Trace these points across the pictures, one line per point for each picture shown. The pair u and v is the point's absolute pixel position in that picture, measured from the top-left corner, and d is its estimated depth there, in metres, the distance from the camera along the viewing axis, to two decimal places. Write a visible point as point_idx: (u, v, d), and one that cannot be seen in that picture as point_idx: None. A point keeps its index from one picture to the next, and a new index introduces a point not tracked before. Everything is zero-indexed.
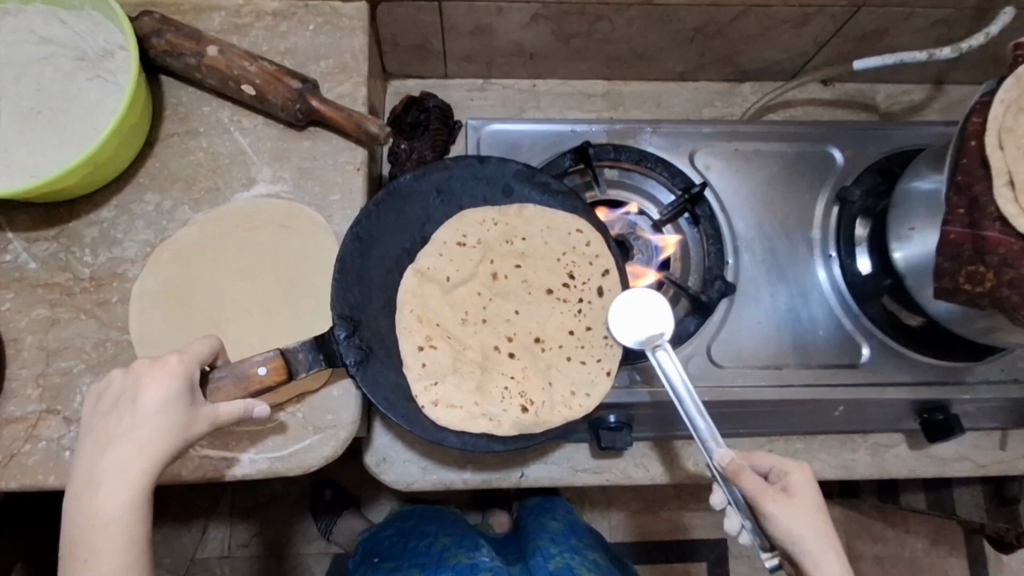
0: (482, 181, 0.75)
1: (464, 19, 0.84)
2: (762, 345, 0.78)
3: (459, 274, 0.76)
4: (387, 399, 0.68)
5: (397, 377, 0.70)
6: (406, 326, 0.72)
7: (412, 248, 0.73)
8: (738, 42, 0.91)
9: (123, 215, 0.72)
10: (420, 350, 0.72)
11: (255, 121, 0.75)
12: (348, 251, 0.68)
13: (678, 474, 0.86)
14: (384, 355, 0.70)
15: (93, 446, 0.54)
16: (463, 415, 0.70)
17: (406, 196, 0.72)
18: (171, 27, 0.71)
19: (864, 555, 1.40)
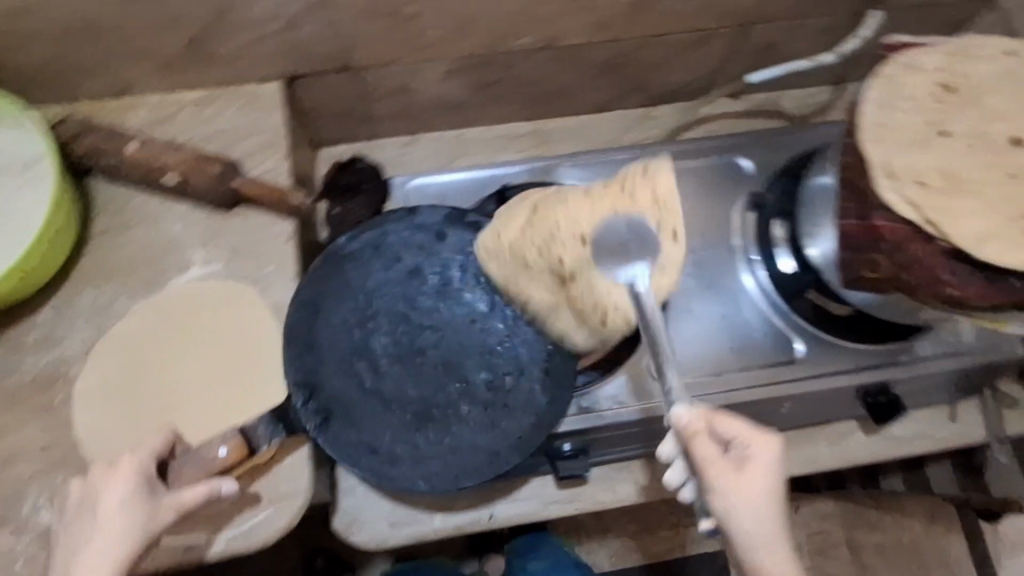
0: (415, 230, 0.75)
1: (380, 84, 0.89)
2: (703, 356, 0.81)
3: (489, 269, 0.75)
4: (349, 453, 0.70)
5: (359, 434, 0.71)
6: (364, 380, 0.72)
7: (358, 306, 0.74)
8: (643, 70, 0.96)
9: (62, 315, 0.73)
10: (382, 400, 0.72)
11: (185, 207, 0.77)
12: (295, 319, 0.72)
13: (649, 493, 0.87)
14: (345, 415, 0.71)
15: (64, 554, 0.57)
16: (430, 460, 0.71)
17: (344, 257, 0.74)
18: (91, 130, 0.74)
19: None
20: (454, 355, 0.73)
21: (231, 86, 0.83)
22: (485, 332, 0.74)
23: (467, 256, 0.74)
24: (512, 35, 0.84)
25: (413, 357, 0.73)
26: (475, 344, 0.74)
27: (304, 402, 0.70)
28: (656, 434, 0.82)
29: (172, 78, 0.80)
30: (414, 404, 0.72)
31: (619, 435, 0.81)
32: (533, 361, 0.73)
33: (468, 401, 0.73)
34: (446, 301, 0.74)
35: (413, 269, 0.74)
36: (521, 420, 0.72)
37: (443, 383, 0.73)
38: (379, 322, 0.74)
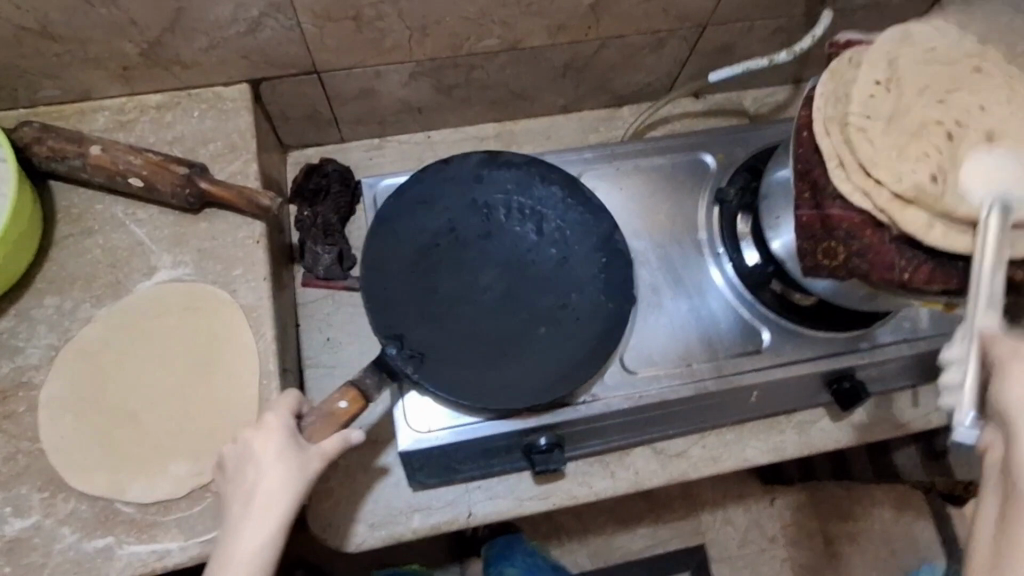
0: (456, 181, 0.80)
1: (346, 86, 0.89)
2: (676, 347, 0.82)
3: (513, 220, 0.79)
4: (456, 395, 0.70)
5: (451, 372, 0.72)
6: (439, 319, 0.74)
7: (416, 255, 0.76)
8: (606, 71, 0.99)
9: (23, 323, 0.71)
10: (465, 332, 0.74)
11: (150, 211, 0.77)
12: (371, 268, 0.75)
13: (624, 486, 0.88)
14: (434, 357, 0.72)
15: (241, 503, 0.60)
16: (518, 382, 0.72)
17: (391, 217, 0.77)
18: (51, 134, 0.72)
19: (836, 534, 1.44)
20: (516, 285, 0.77)
21: (195, 89, 0.83)
22: (539, 259, 0.78)
23: (507, 194, 0.80)
24: (476, 37, 0.85)
25: (480, 294, 0.76)
26: (532, 273, 0.77)
27: (398, 349, 0.71)
28: (628, 426, 0.83)
29: (133, 81, 0.79)
30: (494, 336, 0.74)
31: (593, 428, 0.81)
32: (592, 277, 0.78)
33: (546, 323, 0.75)
34: (497, 240, 0.78)
35: (459, 216, 0.78)
36: (591, 328, 0.75)
37: (512, 313, 0.76)
38: (444, 268, 0.76)
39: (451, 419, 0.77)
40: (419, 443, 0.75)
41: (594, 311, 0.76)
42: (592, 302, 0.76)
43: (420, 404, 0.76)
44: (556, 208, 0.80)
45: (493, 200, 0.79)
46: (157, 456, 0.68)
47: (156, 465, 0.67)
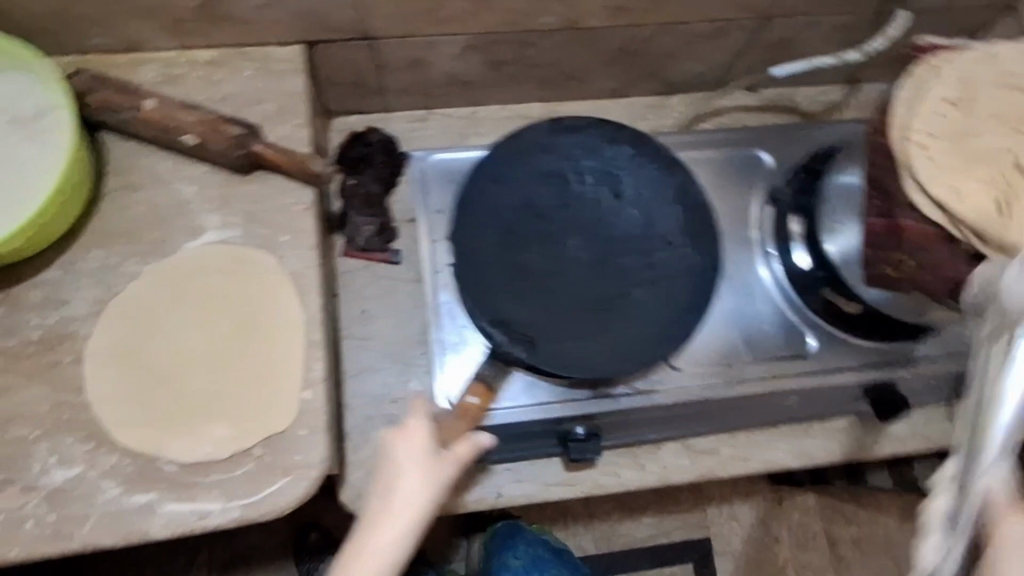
0: (522, 154, 0.77)
1: (399, 54, 0.86)
2: (725, 345, 0.82)
3: (580, 191, 0.77)
4: (571, 366, 0.70)
5: (557, 346, 0.71)
6: (532, 292, 0.72)
7: (500, 234, 0.75)
8: (663, 58, 0.96)
9: (68, 275, 0.71)
10: (558, 304, 0.73)
11: (198, 170, 0.75)
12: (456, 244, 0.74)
13: (650, 479, 0.88)
14: (539, 333, 0.72)
15: (381, 496, 0.62)
16: (618, 348, 0.72)
17: (466, 194, 0.76)
18: (104, 84, 0.71)
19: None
20: (607, 253, 0.75)
21: (246, 48, 0.80)
22: (624, 220, 0.76)
23: (576, 160, 0.78)
24: (537, 13, 0.83)
25: (568, 265, 0.74)
26: (621, 237, 0.75)
27: (501, 332, 0.71)
28: (664, 421, 0.83)
29: (185, 35, 0.77)
30: (594, 301, 0.73)
31: (629, 420, 0.81)
32: (683, 239, 0.76)
33: (639, 285, 0.74)
34: (575, 212, 0.76)
35: (533, 189, 0.76)
36: (691, 284, 0.74)
37: (606, 277, 0.74)
38: (529, 243, 0.75)
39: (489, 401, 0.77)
40: None
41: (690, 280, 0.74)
42: (682, 253, 0.75)
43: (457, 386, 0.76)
44: (631, 168, 0.78)
45: (565, 162, 0.78)
46: (200, 415, 0.68)
47: (200, 425, 0.68)
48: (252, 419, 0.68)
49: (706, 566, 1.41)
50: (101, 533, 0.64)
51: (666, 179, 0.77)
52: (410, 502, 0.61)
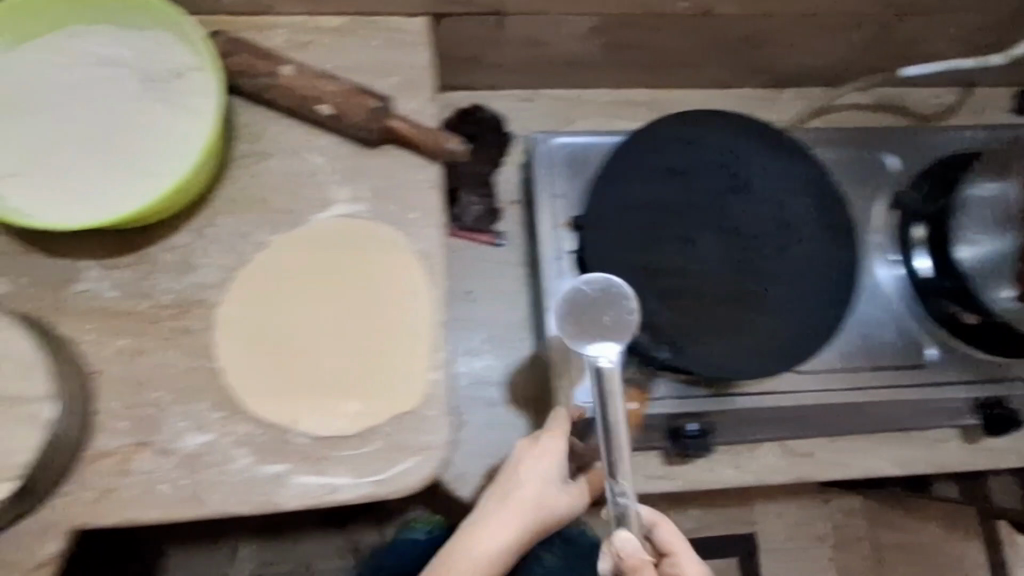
0: (652, 151, 0.77)
1: (522, 31, 0.84)
2: (851, 350, 0.81)
3: (712, 187, 0.77)
4: (719, 367, 0.71)
5: (697, 342, 0.72)
6: (666, 292, 0.73)
7: (633, 231, 0.75)
8: (784, 51, 0.93)
9: (198, 240, 0.70)
10: (691, 300, 0.74)
11: (327, 141, 0.74)
12: (588, 238, 0.74)
13: (746, 478, 0.88)
14: (673, 332, 0.72)
15: (495, 502, 0.69)
16: (756, 348, 0.73)
17: (599, 186, 0.76)
18: (242, 48, 0.69)
19: (884, 543, 1.43)
20: (738, 250, 0.75)
21: (375, 18, 0.78)
22: (753, 218, 0.76)
23: (709, 159, 0.78)
24: None
25: (701, 264, 0.75)
26: (752, 238, 0.76)
27: (646, 336, 0.72)
28: (772, 422, 0.83)
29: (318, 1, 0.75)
30: (733, 301, 0.74)
31: (742, 418, 0.81)
32: (818, 241, 0.76)
33: (772, 282, 0.74)
34: (705, 211, 0.76)
35: (663, 186, 0.76)
36: (830, 293, 0.74)
37: (743, 277, 0.75)
38: (663, 240, 0.75)
39: None
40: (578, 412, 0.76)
41: (822, 283, 0.75)
42: (813, 250, 0.76)
43: (577, 378, 0.77)
44: (760, 165, 0.78)
45: (691, 157, 0.78)
46: (329, 389, 0.68)
47: (329, 398, 0.68)
48: (379, 396, 0.68)
49: (749, 560, 1.39)
50: (234, 498, 0.65)
51: (799, 180, 0.78)
52: (518, 510, 0.68)
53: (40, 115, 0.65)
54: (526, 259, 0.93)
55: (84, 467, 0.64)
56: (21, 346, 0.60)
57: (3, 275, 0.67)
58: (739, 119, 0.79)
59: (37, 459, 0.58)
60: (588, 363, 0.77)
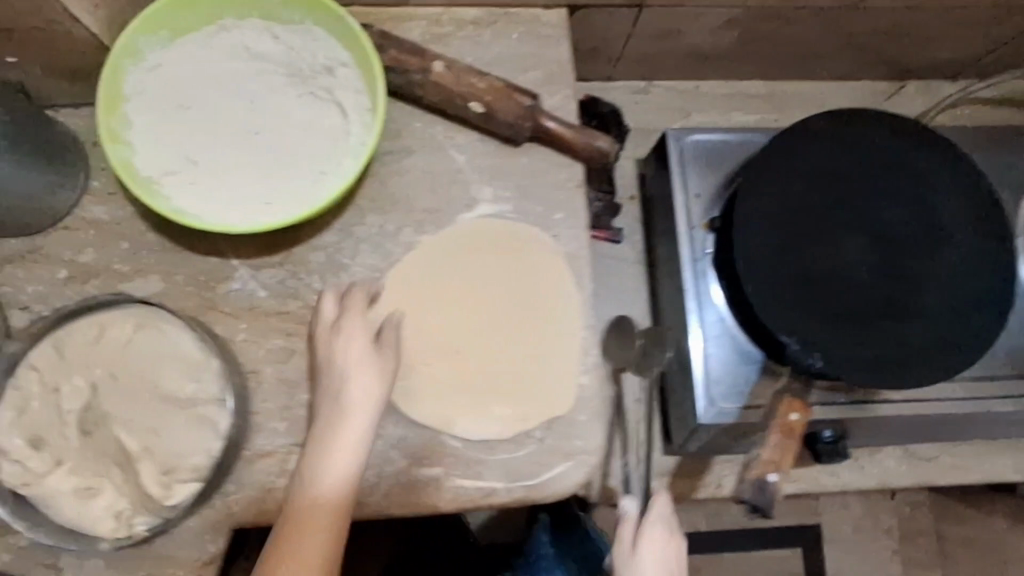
0: (802, 151, 0.75)
1: (657, 23, 0.81)
2: (994, 357, 0.80)
3: (862, 189, 0.75)
4: (871, 374, 0.70)
5: (851, 349, 0.71)
6: (818, 297, 0.72)
7: (784, 232, 0.73)
8: (916, 44, 0.90)
9: (348, 239, 0.69)
10: (843, 306, 0.72)
11: (470, 138, 0.73)
12: (739, 238, 0.73)
13: (866, 479, 0.89)
14: (826, 338, 0.71)
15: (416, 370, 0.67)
16: (908, 356, 0.72)
17: (749, 185, 0.74)
18: (394, 42, 0.67)
19: (947, 536, 1.26)
20: (889, 255, 0.74)
21: (513, 9, 0.76)
22: (903, 222, 0.75)
23: (859, 160, 0.76)
24: None
25: (852, 268, 0.73)
26: (903, 243, 0.74)
27: (797, 343, 0.70)
28: (904, 428, 0.83)
29: None
30: (881, 305, 0.73)
31: (879, 423, 0.80)
32: (969, 247, 0.75)
33: (923, 288, 0.73)
34: (855, 213, 0.75)
35: (814, 187, 0.74)
36: (982, 301, 0.73)
37: (891, 282, 0.73)
38: (814, 243, 0.73)
39: (738, 394, 0.77)
40: (719, 417, 0.76)
41: (974, 290, 0.74)
42: (964, 255, 0.74)
43: (713, 382, 0.77)
44: (910, 167, 0.76)
45: (838, 156, 0.76)
46: (474, 387, 0.68)
47: (473, 395, 0.68)
48: (519, 396, 0.68)
49: (812, 550, 1.24)
50: (395, 500, 0.65)
51: (950, 184, 0.76)
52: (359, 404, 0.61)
53: (194, 112, 0.65)
54: (644, 256, 0.92)
55: (243, 467, 0.64)
56: (188, 347, 0.60)
57: (155, 273, 0.67)
58: (888, 118, 0.77)
59: (215, 462, 0.59)
60: (725, 367, 0.77)
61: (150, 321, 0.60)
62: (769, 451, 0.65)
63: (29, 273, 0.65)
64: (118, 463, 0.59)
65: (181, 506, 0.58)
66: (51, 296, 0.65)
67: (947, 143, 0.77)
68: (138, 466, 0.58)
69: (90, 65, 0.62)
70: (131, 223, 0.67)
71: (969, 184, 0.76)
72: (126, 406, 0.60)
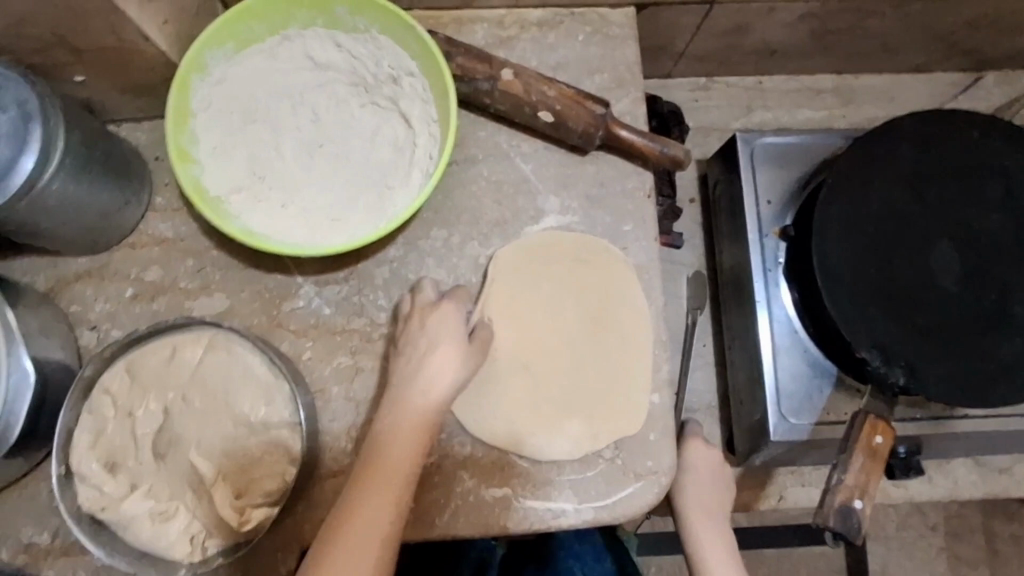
0: (885, 154, 0.71)
1: (727, 20, 0.77)
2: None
3: (948, 195, 0.71)
4: (959, 392, 0.67)
5: (940, 364, 0.67)
6: (902, 308, 0.68)
7: (865, 240, 0.70)
8: (1000, 35, 0.84)
9: (412, 253, 0.68)
10: (928, 318, 0.69)
11: (535, 146, 0.70)
12: (819, 246, 0.69)
13: (935, 491, 0.87)
14: (913, 352, 0.67)
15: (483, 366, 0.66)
16: (1000, 371, 0.68)
17: (829, 190, 0.71)
18: (461, 49, 0.65)
19: (998, 533, 1.19)
20: (977, 264, 0.70)
21: (579, 9, 0.73)
22: (993, 230, 0.71)
23: (946, 164, 0.72)
24: None
25: (938, 278, 0.70)
26: (993, 251, 0.70)
27: (879, 359, 0.67)
28: (981, 442, 0.80)
29: None
30: (969, 318, 0.69)
31: (953, 438, 0.78)
32: None
33: (1016, 299, 0.69)
34: (941, 219, 0.71)
35: (897, 192, 0.71)
36: None
37: (980, 293, 0.69)
38: (898, 252, 0.70)
39: (812, 409, 0.74)
40: (792, 433, 0.73)
41: None
42: None
43: (786, 396, 0.74)
44: (1000, 171, 0.72)
45: (924, 160, 0.72)
46: (545, 406, 0.66)
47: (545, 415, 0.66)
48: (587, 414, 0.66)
49: (856, 548, 1.18)
50: (464, 520, 0.64)
51: None
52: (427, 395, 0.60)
53: (261, 126, 0.64)
54: (705, 262, 0.90)
55: (313, 487, 0.63)
56: (259, 368, 0.59)
57: (220, 290, 0.66)
58: (977, 118, 0.73)
59: (289, 486, 0.58)
60: (798, 381, 0.74)
61: (220, 343, 0.59)
62: (854, 475, 0.61)
63: (97, 291, 0.65)
64: (193, 485, 0.58)
65: (256, 531, 0.57)
66: (119, 314, 0.65)
67: None
68: (213, 490, 0.57)
69: (157, 80, 0.61)
70: (196, 239, 0.66)
71: None
72: (199, 428, 0.59)
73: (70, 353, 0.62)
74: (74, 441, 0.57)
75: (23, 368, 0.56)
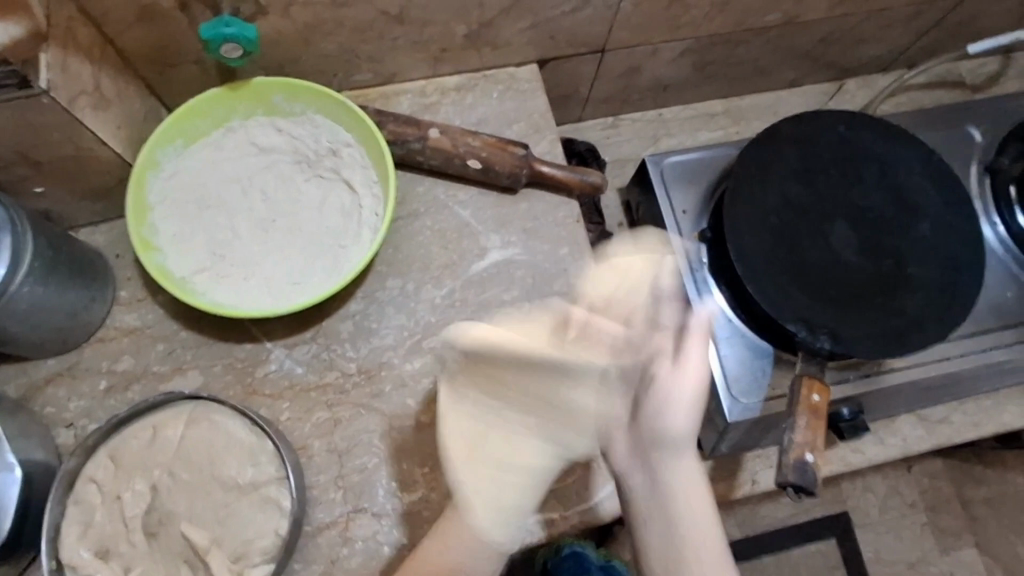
0: (772, 155, 0.82)
1: (620, 64, 0.89)
2: (981, 313, 0.86)
3: (832, 180, 0.82)
4: (879, 349, 0.75)
5: (858, 326, 0.76)
6: (813, 284, 0.77)
7: (772, 229, 0.79)
8: (848, 45, 0.99)
9: (372, 305, 0.73)
10: (837, 288, 0.77)
11: (470, 193, 0.77)
12: (733, 240, 0.77)
13: (891, 451, 0.93)
14: (831, 320, 0.76)
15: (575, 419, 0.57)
16: (909, 323, 0.76)
17: (733, 192, 0.80)
18: (390, 118, 0.73)
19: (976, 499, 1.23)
20: (869, 236, 0.80)
21: (490, 71, 0.82)
22: (875, 205, 0.82)
23: (825, 154, 0.83)
24: (762, 12, 0.85)
25: (840, 253, 0.79)
26: (881, 222, 0.81)
27: (805, 330, 0.74)
28: (917, 395, 0.88)
29: (441, 63, 0.79)
30: (874, 282, 0.78)
31: (892, 392, 0.85)
32: (936, 214, 0.82)
33: (909, 261, 0.79)
34: (830, 203, 0.81)
35: (789, 185, 0.81)
36: (966, 266, 0.80)
37: (878, 261, 0.79)
38: (800, 236, 0.79)
39: (760, 391, 0.80)
40: (746, 413, 0.79)
41: (953, 256, 0.80)
42: (937, 224, 0.81)
43: (738, 386, 0.80)
44: (872, 154, 0.84)
45: (807, 154, 0.83)
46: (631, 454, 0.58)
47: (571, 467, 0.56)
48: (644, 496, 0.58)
49: (848, 540, 1.21)
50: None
51: (910, 162, 0.84)
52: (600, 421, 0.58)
53: (216, 212, 0.70)
54: None
55: (308, 544, 0.64)
56: (241, 432, 0.62)
57: (193, 368, 0.69)
58: (843, 114, 0.85)
59: (284, 542, 0.59)
60: (744, 367, 0.80)
61: (200, 415, 0.62)
62: (802, 433, 0.68)
63: (70, 390, 0.67)
64: (188, 560, 0.59)
65: None
66: (95, 409, 0.66)
67: (899, 128, 0.85)
68: (208, 559, 0.58)
69: (113, 181, 0.66)
70: (164, 324, 0.70)
71: (927, 160, 0.84)
72: (188, 501, 0.60)
73: (50, 453, 0.63)
74: (63, 534, 0.58)
75: (7, 467, 0.58)
